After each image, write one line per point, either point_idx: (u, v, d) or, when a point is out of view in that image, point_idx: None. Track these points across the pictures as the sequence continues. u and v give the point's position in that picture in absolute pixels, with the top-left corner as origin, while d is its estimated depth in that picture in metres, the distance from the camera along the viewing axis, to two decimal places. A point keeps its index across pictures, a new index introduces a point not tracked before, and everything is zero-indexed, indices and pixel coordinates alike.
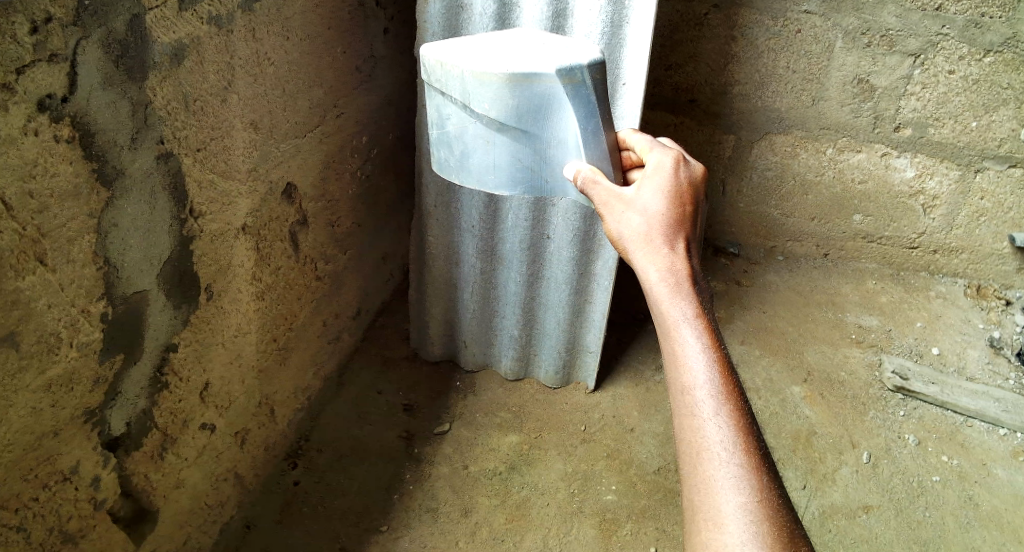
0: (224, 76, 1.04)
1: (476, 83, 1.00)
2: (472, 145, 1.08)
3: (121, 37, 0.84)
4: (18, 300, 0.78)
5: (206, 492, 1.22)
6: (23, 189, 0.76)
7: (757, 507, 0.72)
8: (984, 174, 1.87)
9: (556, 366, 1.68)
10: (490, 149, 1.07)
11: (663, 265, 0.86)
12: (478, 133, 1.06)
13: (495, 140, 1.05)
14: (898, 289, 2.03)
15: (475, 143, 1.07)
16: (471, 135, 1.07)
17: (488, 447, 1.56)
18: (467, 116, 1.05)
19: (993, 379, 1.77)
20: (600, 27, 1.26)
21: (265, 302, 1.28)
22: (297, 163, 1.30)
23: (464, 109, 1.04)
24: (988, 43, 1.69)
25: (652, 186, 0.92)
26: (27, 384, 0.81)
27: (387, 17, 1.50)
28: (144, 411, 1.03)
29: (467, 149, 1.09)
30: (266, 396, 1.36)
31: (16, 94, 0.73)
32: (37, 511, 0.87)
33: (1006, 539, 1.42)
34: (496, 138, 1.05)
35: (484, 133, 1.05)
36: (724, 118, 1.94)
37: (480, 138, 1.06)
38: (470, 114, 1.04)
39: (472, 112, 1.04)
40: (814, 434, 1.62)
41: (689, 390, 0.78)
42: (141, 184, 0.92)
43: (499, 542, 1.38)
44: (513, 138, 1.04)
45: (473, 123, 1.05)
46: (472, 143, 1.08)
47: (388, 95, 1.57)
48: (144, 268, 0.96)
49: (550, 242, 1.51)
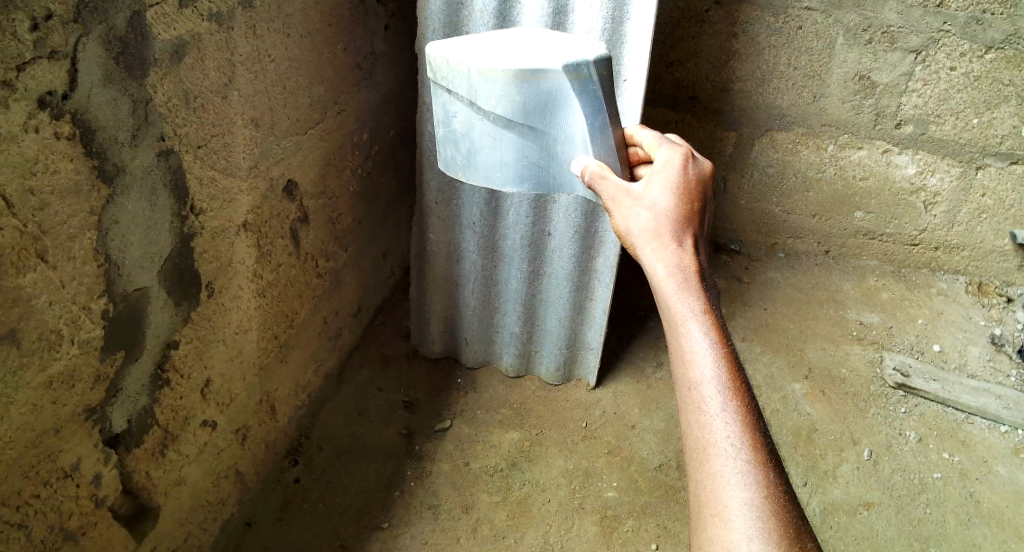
0: (224, 73, 1.03)
1: (483, 80, 1.00)
2: (478, 143, 1.08)
3: (121, 33, 0.84)
4: (19, 297, 0.77)
5: (206, 489, 1.22)
6: (24, 186, 0.75)
7: (763, 503, 0.72)
8: (986, 170, 1.87)
9: (557, 362, 1.68)
10: (496, 147, 1.07)
11: (670, 261, 0.85)
12: (484, 131, 1.06)
13: (501, 139, 1.05)
14: (899, 286, 2.02)
15: (481, 141, 1.07)
16: (476, 133, 1.07)
17: (489, 444, 1.56)
18: (474, 115, 1.05)
19: (994, 376, 1.77)
20: (601, 24, 1.26)
21: (266, 299, 1.28)
22: (298, 160, 1.29)
23: (470, 107, 1.05)
24: (989, 39, 1.69)
25: (661, 182, 0.92)
26: (28, 381, 0.81)
27: (387, 14, 1.50)
28: (144, 408, 1.03)
29: (473, 148, 1.09)
30: (266, 394, 1.36)
31: (16, 91, 0.73)
32: (38, 508, 0.87)
33: (1007, 536, 1.42)
34: (502, 135, 1.05)
35: (490, 130, 1.05)
36: (725, 114, 1.94)
37: (486, 136, 1.06)
38: (475, 112, 1.05)
39: (478, 110, 1.04)
40: (815, 430, 1.62)
41: (695, 386, 0.78)
42: (141, 181, 0.92)
43: (500, 539, 1.38)
44: (519, 137, 1.04)
45: (478, 121, 1.05)
46: (478, 141, 1.08)
47: (388, 93, 1.57)
48: (144, 265, 0.96)
49: (551, 238, 1.51)
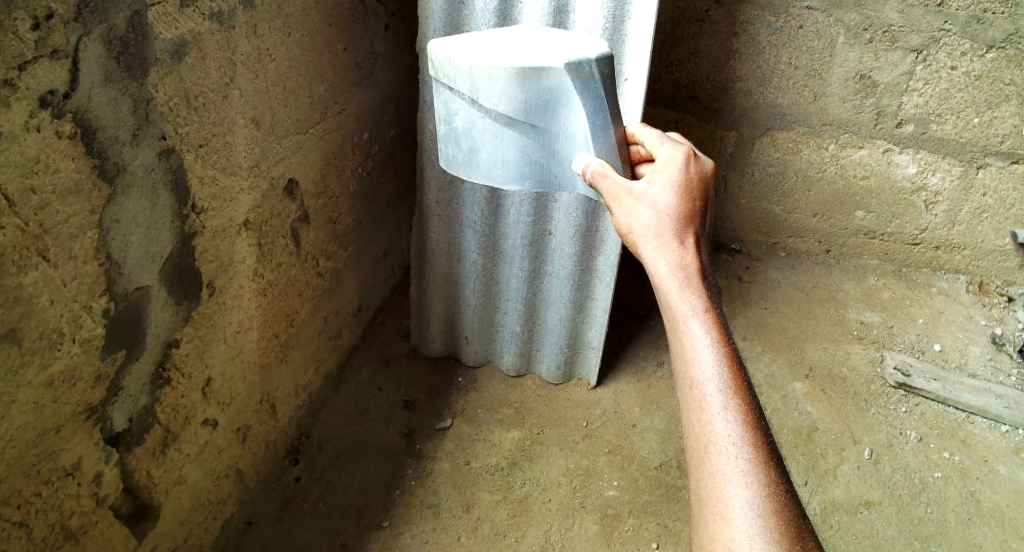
0: (225, 72, 1.04)
1: (484, 78, 1.00)
2: (479, 140, 1.08)
3: (122, 33, 0.84)
4: (20, 296, 0.78)
5: (207, 488, 1.22)
6: (25, 185, 0.76)
7: (764, 502, 0.72)
8: (987, 170, 1.86)
9: (558, 362, 1.68)
10: (497, 145, 1.07)
11: (672, 260, 0.85)
12: (486, 129, 1.06)
13: (503, 137, 1.05)
14: (900, 286, 2.02)
15: (482, 139, 1.08)
16: (478, 131, 1.07)
17: (489, 443, 1.56)
18: (477, 113, 1.06)
19: (995, 376, 1.77)
20: (602, 22, 1.26)
21: (266, 299, 1.28)
22: (298, 160, 1.29)
23: (471, 104, 1.05)
24: (990, 38, 1.69)
25: (662, 180, 0.92)
26: (29, 380, 0.81)
27: (387, 14, 1.50)
28: (145, 408, 1.03)
29: (474, 145, 1.09)
30: (267, 393, 1.36)
31: (18, 91, 0.73)
32: (38, 507, 0.87)
33: (1007, 536, 1.42)
34: (503, 134, 1.05)
35: (491, 128, 1.05)
36: (725, 114, 1.94)
37: (487, 134, 1.06)
38: (477, 110, 1.05)
39: (480, 108, 1.04)
40: (815, 430, 1.62)
41: (697, 384, 0.78)
42: (142, 180, 0.92)
43: (500, 538, 1.38)
44: (520, 136, 1.04)
45: (480, 119, 1.06)
46: (479, 138, 1.08)
47: (389, 92, 1.57)
48: (144, 265, 0.96)
49: (551, 237, 1.51)
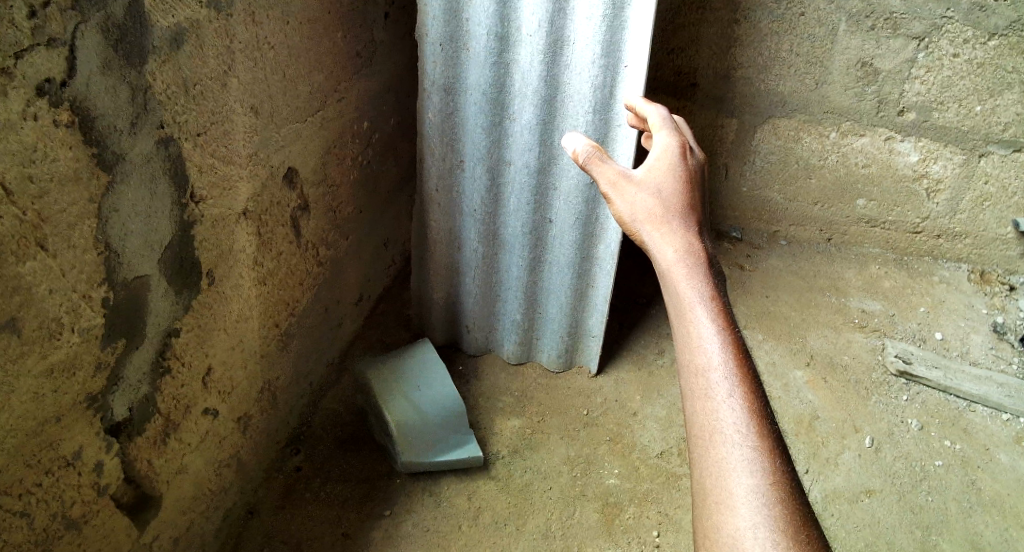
0: (223, 61, 1.03)
1: (432, 393, 1.50)
2: (440, 402, 1.48)
3: (119, 20, 0.83)
4: (19, 285, 0.77)
5: (207, 478, 1.22)
6: (23, 173, 0.75)
7: (770, 490, 0.71)
8: (989, 158, 1.86)
9: (558, 350, 1.68)
10: (451, 386, 1.53)
11: (677, 245, 0.88)
12: (449, 430, 1.48)
13: (447, 442, 1.47)
14: (901, 274, 2.02)
15: (430, 372, 1.54)
16: (446, 415, 1.48)
17: (489, 432, 1.55)
18: (408, 451, 1.42)
19: (996, 364, 1.77)
20: (601, 9, 1.24)
21: (266, 287, 1.28)
22: (298, 148, 1.29)
23: (389, 370, 1.52)
24: (992, 26, 1.68)
25: (659, 166, 0.98)
26: (28, 369, 0.81)
27: (387, 2, 1.49)
28: (146, 397, 1.03)
29: (450, 412, 1.49)
30: (267, 383, 1.36)
31: (15, 79, 0.71)
32: (39, 497, 0.87)
33: (1009, 524, 1.42)
34: (461, 440, 1.48)
35: (439, 392, 1.50)
36: (726, 102, 1.93)
37: (449, 433, 1.47)
38: (407, 429, 1.44)
39: (403, 383, 1.50)
40: (816, 419, 1.61)
41: (702, 372, 0.79)
42: (141, 169, 0.92)
43: (500, 526, 1.38)
44: (471, 441, 1.49)
45: (414, 377, 1.52)
46: (426, 391, 1.50)
47: (388, 80, 1.57)
48: (144, 253, 0.96)
49: (552, 224, 1.50)
